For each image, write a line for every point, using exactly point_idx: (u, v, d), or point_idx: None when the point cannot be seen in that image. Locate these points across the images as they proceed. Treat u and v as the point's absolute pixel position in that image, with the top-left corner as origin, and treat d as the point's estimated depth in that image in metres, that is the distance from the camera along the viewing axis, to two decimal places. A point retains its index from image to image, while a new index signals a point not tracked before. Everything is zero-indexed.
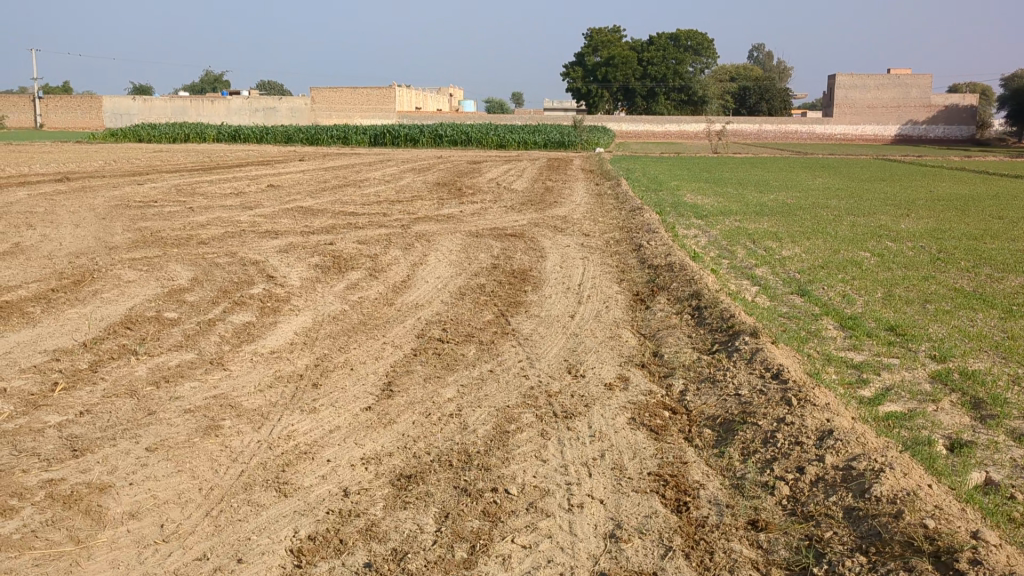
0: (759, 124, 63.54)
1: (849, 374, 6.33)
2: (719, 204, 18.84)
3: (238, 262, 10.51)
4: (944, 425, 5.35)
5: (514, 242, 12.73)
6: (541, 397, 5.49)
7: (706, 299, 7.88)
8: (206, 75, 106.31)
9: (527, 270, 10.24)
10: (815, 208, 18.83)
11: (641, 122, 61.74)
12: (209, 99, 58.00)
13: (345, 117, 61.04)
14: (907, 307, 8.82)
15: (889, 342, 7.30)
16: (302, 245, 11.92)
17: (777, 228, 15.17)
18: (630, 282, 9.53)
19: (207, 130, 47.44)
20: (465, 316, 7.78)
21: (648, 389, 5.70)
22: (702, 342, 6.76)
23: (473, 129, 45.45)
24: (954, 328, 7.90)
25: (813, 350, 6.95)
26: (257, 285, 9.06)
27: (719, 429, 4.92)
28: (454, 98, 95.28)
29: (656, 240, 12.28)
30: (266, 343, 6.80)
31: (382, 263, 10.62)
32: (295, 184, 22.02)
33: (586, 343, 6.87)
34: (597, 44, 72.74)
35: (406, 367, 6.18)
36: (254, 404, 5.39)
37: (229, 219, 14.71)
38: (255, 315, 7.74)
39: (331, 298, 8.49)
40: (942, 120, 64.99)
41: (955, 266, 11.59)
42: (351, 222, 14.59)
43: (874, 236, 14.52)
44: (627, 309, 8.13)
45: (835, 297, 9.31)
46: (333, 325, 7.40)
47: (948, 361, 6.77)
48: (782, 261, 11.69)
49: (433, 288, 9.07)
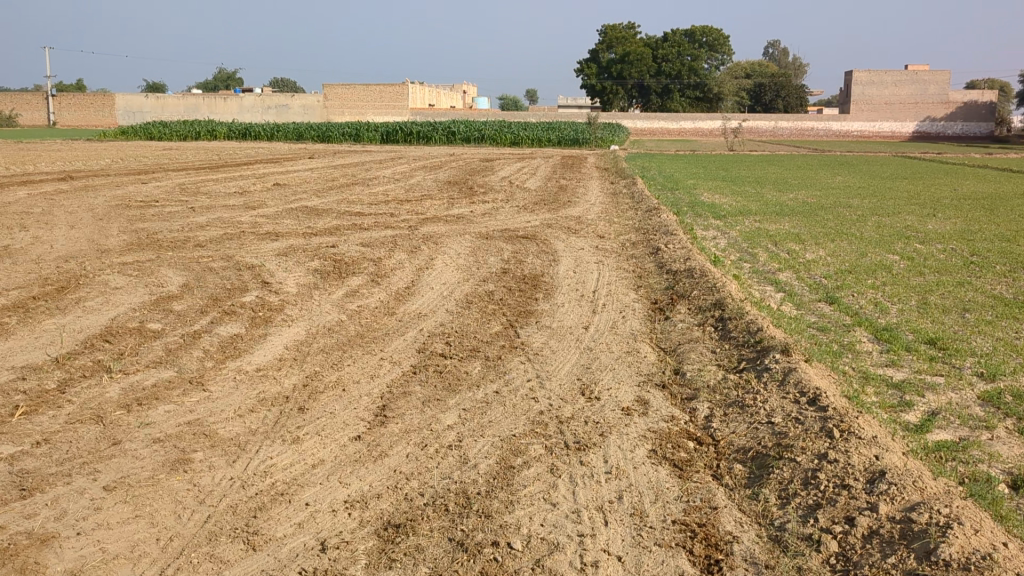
0: (775, 121, 62.65)
1: (891, 396, 5.74)
2: (738, 204, 18.23)
3: (233, 266, 10.00)
4: (1004, 458, 4.76)
5: (524, 244, 12.20)
6: (551, 424, 4.92)
7: (731, 309, 7.29)
8: (220, 72, 105.49)
9: (538, 276, 9.69)
10: (836, 208, 18.19)
11: (655, 119, 61.05)
12: (222, 97, 57.66)
13: (357, 114, 60.58)
14: (945, 316, 8.23)
15: (931, 358, 6.69)
16: (303, 248, 11.39)
17: (798, 229, 14.56)
18: (648, 289, 8.97)
19: (216, 127, 47.14)
20: (470, 327, 7.23)
21: (669, 414, 5.13)
22: (727, 359, 6.17)
23: (486, 126, 44.89)
24: (999, 341, 7.28)
25: (849, 367, 6.36)
26: (250, 293, 8.53)
27: (752, 466, 4.35)
28: (466, 94, 94.74)
29: (675, 243, 11.70)
30: (253, 360, 6.26)
31: (385, 267, 10.09)
32: (302, 183, 21.52)
33: (600, 359, 6.29)
34: (611, 40, 71.60)
35: (404, 387, 5.64)
36: (231, 433, 4.85)
37: (230, 220, 14.21)
38: (245, 327, 7.20)
39: (327, 307, 7.95)
40: (961, 116, 63.59)
41: (989, 270, 10.97)
42: (355, 223, 14.07)
43: (901, 237, 13.88)
44: (644, 320, 7.55)
45: (865, 305, 8.71)
46: (328, 338, 6.85)
47: (999, 380, 6.17)
48: (807, 265, 11.09)
49: (438, 296, 8.53)
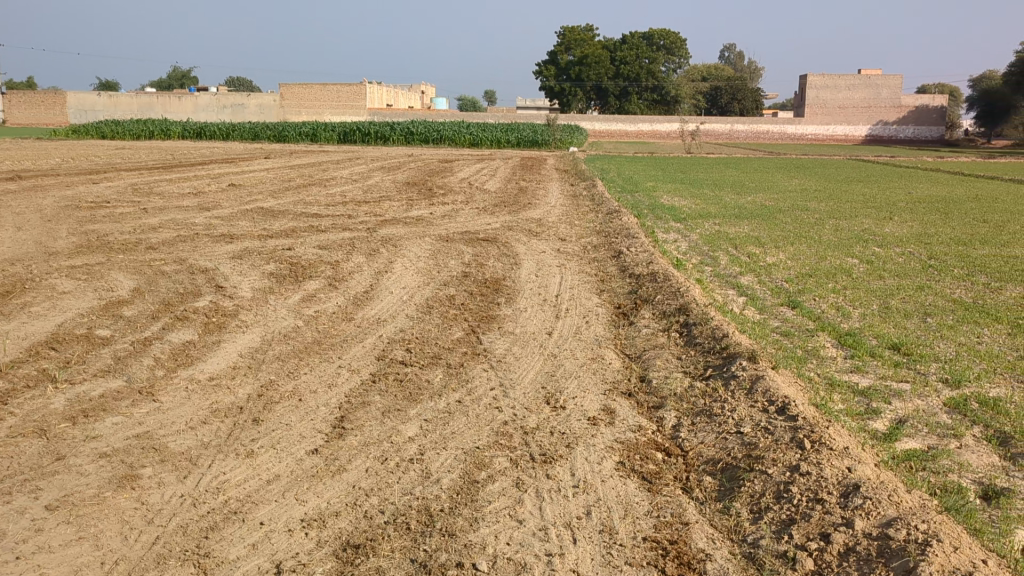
0: (732, 124, 63.12)
1: (857, 404, 5.67)
2: (698, 207, 18.22)
3: (185, 270, 9.73)
4: (974, 467, 4.70)
5: (485, 246, 12.05)
6: (516, 435, 4.77)
7: (695, 314, 7.20)
8: (174, 70, 103.99)
9: (499, 279, 9.55)
10: (794, 211, 18.28)
11: (614, 121, 61.22)
12: (177, 95, 56.84)
13: (314, 114, 60.00)
14: (907, 321, 8.21)
15: (896, 364, 6.65)
16: (259, 251, 11.15)
17: (758, 232, 14.58)
18: (610, 294, 8.87)
19: (171, 126, 46.41)
20: (431, 333, 7.07)
21: (636, 424, 5.01)
22: (693, 366, 6.07)
23: (444, 127, 44.64)
24: (962, 346, 7.27)
25: (815, 374, 6.29)
26: (203, 297, 8.29)
27: (722, 479, 4.24)
28: (425, 94, 94.37)
29: (636, 246, 11.62)
30: (206, 368, 6.05)
31: (343, 271, 9.89)
32: (258, 184, 21.18)
33: (565, 366, 6.16)
34: (570, 42, 71.66)
35: (363, 397, 5.46)
36: (182, 446, 4.65)
37: (183, 222, 13.90)
38: (197, 333, 6.98)
39: (284, 313, 7.74)
40: (913, 120, 65.00)
41: (948, 274, 11.04)
42: (312, 225, 13.83)
43: (860, 240, 13.93)
44: (608, 326, 7.44)
45: (828, 309, 8.68)
46: (284, 346, 6.65)
47: (964, 386, 6.13)
48: (768, 268, 11.08)
49: (398, 301, 8.35)
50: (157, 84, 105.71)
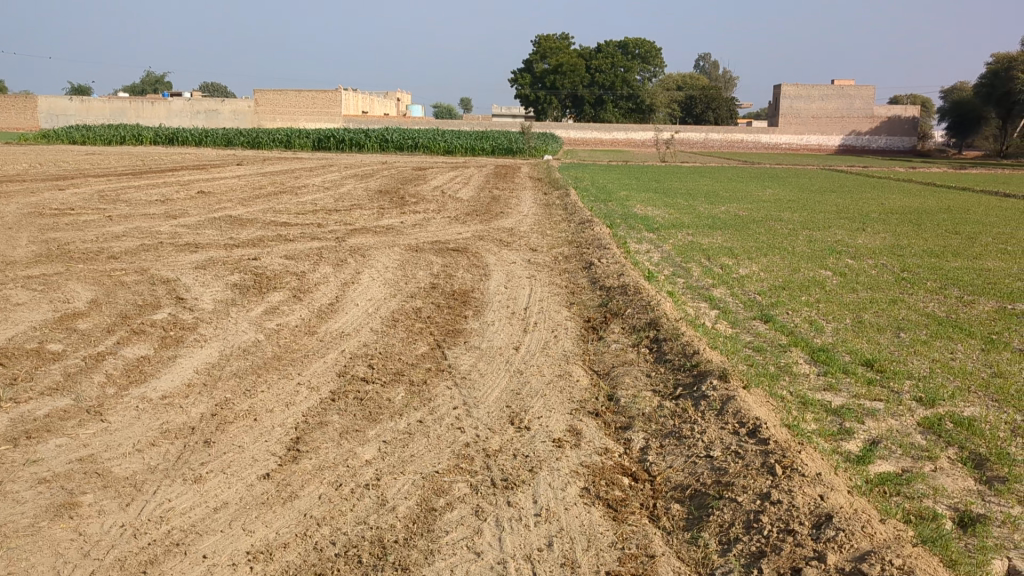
0: (706, 133, 63.37)
1: (829, 424, 5.54)
2: (671, 217, 18.14)
3: (146, 280, 9.47)
4: (950, 492, 4.57)
5: (455, 257, 11.87)
6: (477, 459, 4.60)
7: (666, 330, 7.06)
8: (147, 75, 103.06)
9: (469, 291, 9.39)
10: (767, 221, 18.25)
11: (589, 130, 61.29)
12: (149, 101, 56.39)
13: (289, 121, 59.58)
14: (880, 336, 8.11)
15: (869, 381, 6.53)
16: (224, 260, 10.90)
17: (731, 243, 14.50)
18: (581, 307, 8.72)
19: (144, 132, 45.87)
20: (395, 348, 6.87)
21: (602, 446, 4.84)
22: (663, 385, 5.91)
23: (419, 134, 44.43)
24: (936, 362, 7.17)
25: (787, 392, 6.15)
26: (162, 310, 8.05)
27: (690, 507, 4.08)
28: (400, 101, 94.05)
29: (609, 257, 11.47)
30: (159, 386, 5.81)
31: (309, 282, 9.67)
32: (228, 191, 20.89)
33: (532, 384, 5.99)
34: (545, 50, 71.52)
35: (321, 417, 5.26)
36: (126, 471, 4.43)
37: (148, 230, 13.62)
38: (153, 348, 6.74)
39: (244, 326, 7.51)
40: (885, 131, 65.45)
41: (921, 287, 10.98)
42: (281, 234, 13.58)
43: (833, 252, 13.88)
44: (577, 341, 7.28)
45: (800, 324, 8.56)
46: (242, 361, 6.43)
47: (939, 405, 6.02)
48: (741, 281, 10.97)
49: (363, 313, 8.15)
50: (130, 88, 104.75)
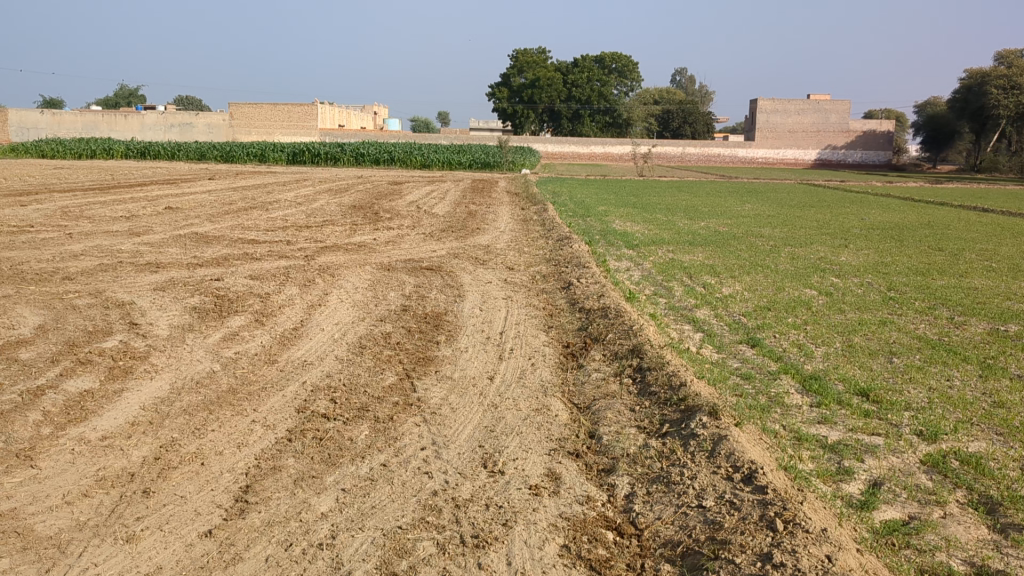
0: (683, 147, 63.45)
1: (827, 463, 5.13)
2: (651, 233, 17.80)
3: (100, 304, 8.97)
4: (965, 543, 4.16)
5: (429, 276, 11.45)
6: (444, 510, 4.15)
7: (649, 358, 6.63)
8: (121, 87, 102.14)
9: (442, 314, 8.95)
10: (748, 237, 17.94)
11: (567, 143, 61.16)
12: (121, 115, 55.68)
13: (264, 134, 58.96)
14: (872, 362, 7.73)
15: (865, 413, 6.13)
16: (185, 282, 10.41)
17: (714, 261, 14.12)
18: (560, 331, 8.29)
19: (115, 145, 45.11)
20: (360, 380, 6.39)
21: (584, 494, 4.40)
22: (647, 421, 5.48)
23: (394, 148, 43.98)
24: (934, 391, 6.78)
25: (779, 427, 5.74)
26: (112, 337, 7.55)
27: (682, 568, 3.67)
28: (377, 115, 93.58)
29: (588, 277, 11.04)
30: (99, 426, 5.31)
31: (272, 304, 9.20)
32: (197, 207, 20.40)
33: (507, 419, 5.54)
34: (522, 64, 71.29)
35: (274, 461, 4.79)
36: (50, 529, 3.95)
37: (109, 248, 13.11)
38: (98, 381, 6.23)
39: (200, 355, 7.03)
40: (861, 145, 65.64)
41: (910, 307, 10.64)
42: (247, 252, 13.10)
43: (817, 270, 13.59)
44: (555, 370, 6.84)
45: (789, 348, 8.17)
46: (194, 396, 5.94)
47: (941, 441, 5.63)
48: (725, 301, 10.59)
49: (328, 339, 7.68)
50: (103, 102, 103.66)
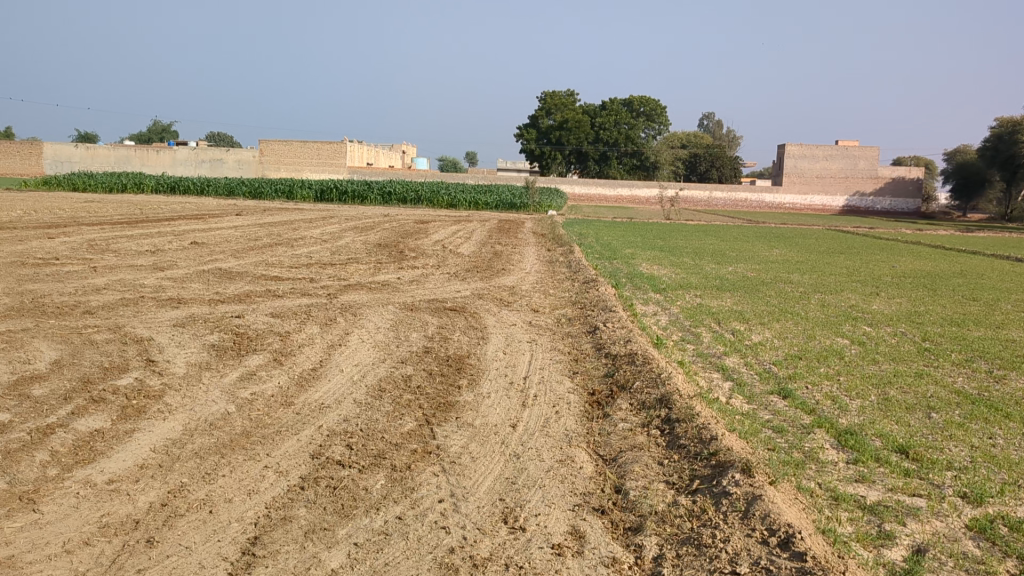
0: (710, 191, 63.35)
1: (867, 526, 4.86)
2: (678, 277, 17.58)
3: (118, 340, 8.83)
4: None
5: (452, 317, 11.28)
6: (461, 570, 3.92)
7: (678, 409, 6.38)
8: (154, 122, 103.69)
9: (464, 357, 8.75)
10: (777, 283, 17.69)
11: (594, 186, 61.19)
12: (154, 150, 56.28)
13: (293, 171, 59.37)
14: (910, 417, 7.43)
15: (906, 472, 5.85)
16: (206, 318, 10.28)
17: (743, 306, 13.87)
18: (585, 377, 8.05)
19: (146, 180, 45.51)
20: (378, 425, 6.17)
21: (609, 555, 4.16)
22: (676, 476, 5.24)
23: (422, 188, 44.11)
24: (977, 450, 6.48)
25: (815, 485, 5.47)
26: (127, 375, 7.39)
27: None
28: (405, 154, 94.23)
29: (615, 321, 10.82)
30: (107, 468, 5.13)
31: (292, 343, 9.03)
32: (223, 242, 20.39)
33: (530, 471, 5.31)
34: (550, 107, 71.73)
35: (285, 511, 4.58)
36: None
37: (132, 283, 13.05)
38: (110, 421, 6.06)
39: (216, 395, 6.84)
40: (890, 192, 65.19)
41: (946, 359, 10.34)
42: (270, 289, 13.00)
43: (849, 318, 13.30)
44: (580, 418, 6.60)
45: (822, 400, 7.88)
46: (206, 438, 5.74)
47: (987, 504, 5.34)
48: (755, 348, 10.34)
49: (347, 381, 7.48)
50: (136, 138, 105.17)
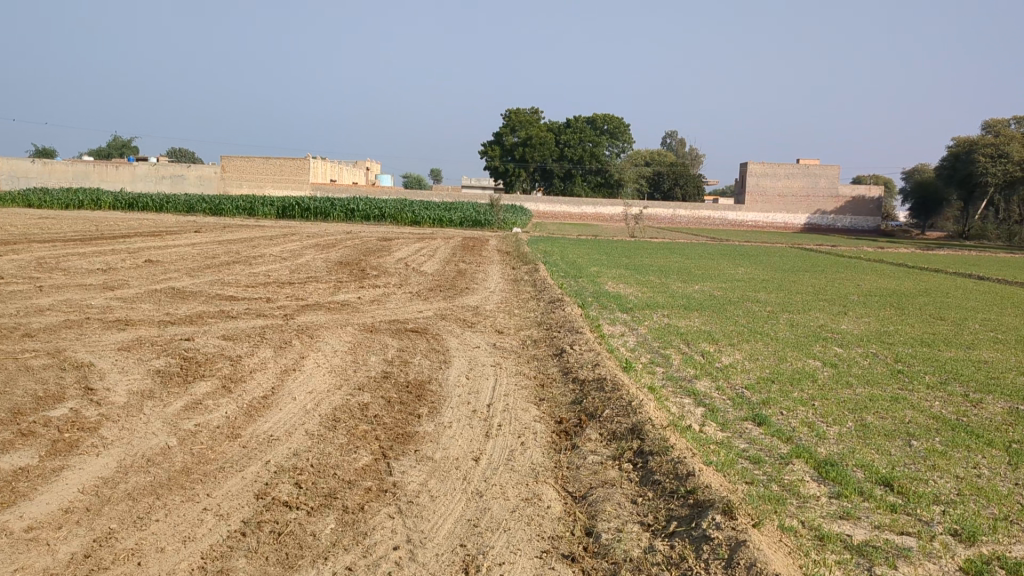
0: (673, 209, 63.94)
1: (857, 570, 4.51)
2: (644, 296, 17.26)
3: (56, 365, 8.32)
4: None
5: (413, 339, 10.84)
6: None
7: (651, 441, 6.02)
8: (114, 137, 102.29)
9: (425, 382, 8.33)
10: (744, 302, 17.44)
11: (559, 203, 61.13)
12: (114, 165, 55.13)
13: (257, 187, 58.82)
14: (890, 445, 7.12)
15: (892, 508, 5.51)
16: (153, 341, 9.77)
17: (710, 327, 13.55)
18: (552, 404, 7.67)
19: (103, 196, 44.52)
20: (330, 460, 5.74)
21: None
22: (652, 517, 4.87)
23: (385, 205, 43.59)
24: (963, 483, 6.16)
25: (798, 524, 5.12)
26: (63, 405, 6.90)
27: None
28: (370, 172, 93.60)
29: (582, 343, 10.43)
30: (27, 513, 4.65)
31: (242, 368, 8.56)
32: (177, 260, 19.79)
33: (494, 511, 4.92)
34: (514, 124, 71.54)
35: (223, 562, 4.14)
36: None
37: (78, 303, 12.49)
38: (37, 458, 5.57)
39: (157, 427, 6.37)
40: (850, 210, 65.78)
41: (920, 381, 10.07)
42: (223, 309, 12.50)
43: (819, 339, 13.04)
44: (546, 451, 6.20)
45: (799, 428, 7.54)
46: (141, 476, 5.28)
47: (981, 543, 5.01)
48: (726, 371, 10.00)
49: (299, 410, 7.04)
50: (96, 152, 103.51)
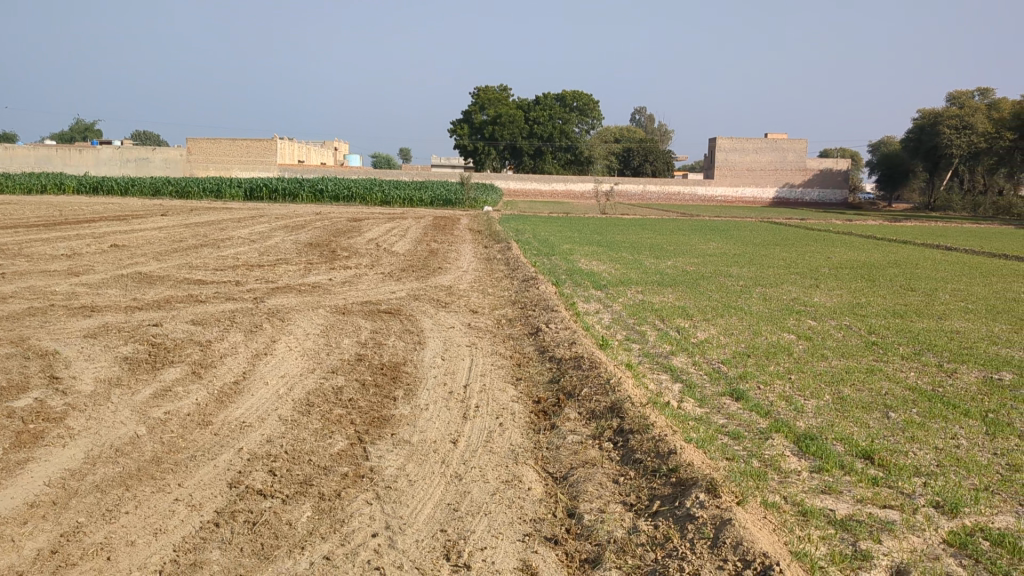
0: (644, 185, 62.58)
1: (841, 545, 4.47)
2: (617, 272, 17.18)
3: (19, 354, 8.11)
4: None
5: (386, 321, 10.70)
6: None
7: (631, 420, 5.95)
8: (77, 121, 100.71)
9: (400, 364, 8.21)
10: (717, 277, 17.42)
11: (529, 181, 61.03)
12: (76, 149, 54.22)
13: (223, 169, 58.32)
14: (868, 418, 7.10)
15: (874, 481, 5.48)
16: (119, 327, 9.56)
17: (685, 302, 13.51)
18: (529, 384, 7.58)
19: (66, 180, 43.77)
20: (304, 446, 5.62)
21: None
22: (634, 497, 4.81)
23: (354, 185, 43.20)
24: (942, 454, 6.14)
25: (781, 500, 5.07)
26: (27, 395, 6.71)
27: None
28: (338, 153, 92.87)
29: (557, 321, 10.34)
30: None
31: (212, 354, 8.40)
32: (143, 244, 19.44)
33: (473, 494, 4.83)
34: (483, 102, 71.10)
35: (196, 555, 4.01)
36: None
37: (42, 289, 12.23)
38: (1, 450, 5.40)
39: (125, 416, 6.21)
40: (817, 183, 66.21)
41: (895, 353, 10.08)
42: (191, 293, 12.28)
43: (792, 312, 13.03)
44: (525, 431, 6.11)
45: (777, 402, 7.50)
46: (109, 468, 5.12)
47: (963, 515, 4.99)
48: (702, 346, 9.96)
49: (272, 395, 6.89)
50: (59, 138, 101.81)
